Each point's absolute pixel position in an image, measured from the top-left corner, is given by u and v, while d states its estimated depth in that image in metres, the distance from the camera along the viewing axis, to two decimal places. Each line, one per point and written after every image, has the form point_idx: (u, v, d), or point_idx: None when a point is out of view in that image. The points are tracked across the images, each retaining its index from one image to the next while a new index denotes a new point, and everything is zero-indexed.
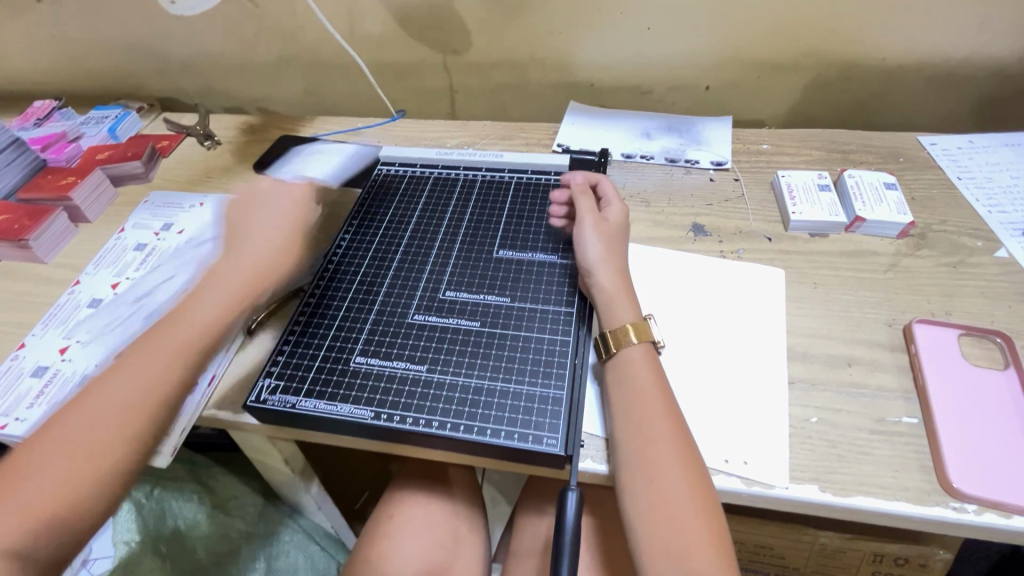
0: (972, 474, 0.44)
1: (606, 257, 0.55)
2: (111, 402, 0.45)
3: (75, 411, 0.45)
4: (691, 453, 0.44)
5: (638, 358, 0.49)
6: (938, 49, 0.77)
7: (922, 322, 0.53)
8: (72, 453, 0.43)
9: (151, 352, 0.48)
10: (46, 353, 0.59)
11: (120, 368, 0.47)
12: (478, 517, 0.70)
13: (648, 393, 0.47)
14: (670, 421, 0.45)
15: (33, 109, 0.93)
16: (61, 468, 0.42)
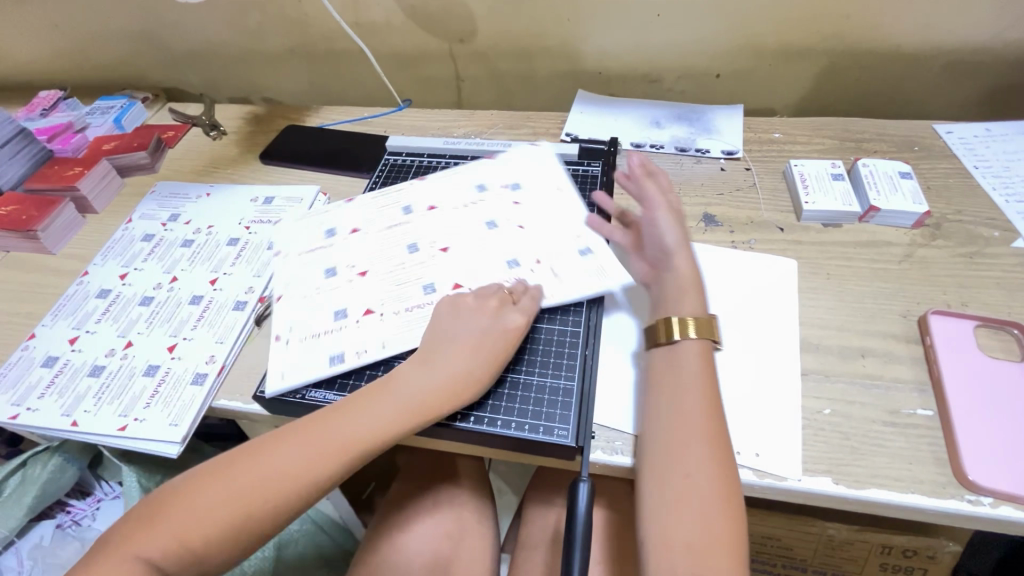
0: (990, 468, 0.43)
1: (681, 243, 0.55)
2: (292, 456, 0.43)
3: (263, 457, 0.43)
4: (724, 449, 0.44)
5: (692, 351, 0.48)
6: (956, 35, 0.75)
7: (937, 313, 0.52)
8: (224, 501, 0.41)
9: (384, 408, 0.45)
10: (53, 342, 0.59)
11: (334, 417, 0.45)
12: (486, 508, 0.69)
13: (686, 387, 0.46)
14: (707, 417, 0.45)
15: (37, 99, 0.92)
16: (211, 512, 0.41)
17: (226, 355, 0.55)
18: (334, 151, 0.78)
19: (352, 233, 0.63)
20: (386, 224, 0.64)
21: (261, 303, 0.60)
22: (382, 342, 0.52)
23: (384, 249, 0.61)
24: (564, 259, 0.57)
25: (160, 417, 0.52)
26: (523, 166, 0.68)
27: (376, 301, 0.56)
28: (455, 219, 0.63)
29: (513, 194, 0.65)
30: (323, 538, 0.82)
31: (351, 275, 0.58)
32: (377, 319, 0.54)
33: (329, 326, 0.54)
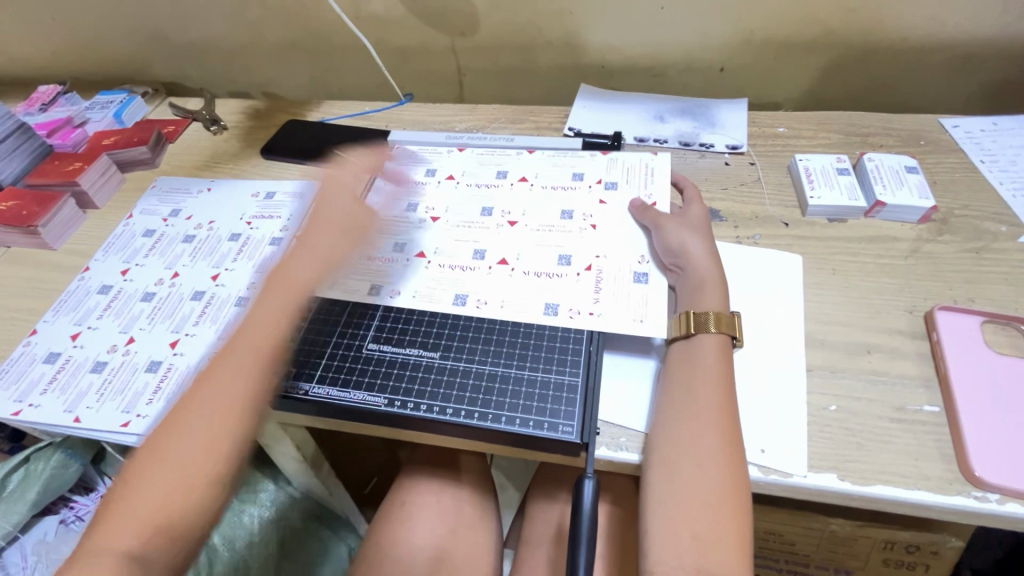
0: (998, 464, 0.43)
1: (697, 242, 0.54)
2: (214, 405, 0.45)
3: (190, 414, 0.45)
4: (736, 447, 0.43)
5: (712, 347, 0.48)
6: (962, 28, 0.74)
7: (944, 309, 0.52)
8: (176, 461, 0.43)
9: (248, 345, 0.48)
10: (54, 340, 0.59)
11: (222, 367, 0.47)
12: (488, 504, 0.69)
13: (701, 382, 0.46)
14: (720, 415, 0.44)
15: (36, 93, 0.91)
16: (168, 476, 0.42)
17: None
18: (335, 146, 0.78)
19: (432, 215, 0.63)
20: (470, 210, 0.63)
21: None
22: (415, 291, 0.56)
23: (457, 231, 0.61)
24: (615, 277, 0.54)
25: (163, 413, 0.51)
26: (633, 169, 0.65)
27: (421, 284, 0.56)
28: (534, 215, 0.61)
29: (602, 193, 0.62)
30: (325, 534, 0.82)
31: (424, 218, 0.63)
32: (424, 265, 0.58)
33: (385, 256, 0.59)
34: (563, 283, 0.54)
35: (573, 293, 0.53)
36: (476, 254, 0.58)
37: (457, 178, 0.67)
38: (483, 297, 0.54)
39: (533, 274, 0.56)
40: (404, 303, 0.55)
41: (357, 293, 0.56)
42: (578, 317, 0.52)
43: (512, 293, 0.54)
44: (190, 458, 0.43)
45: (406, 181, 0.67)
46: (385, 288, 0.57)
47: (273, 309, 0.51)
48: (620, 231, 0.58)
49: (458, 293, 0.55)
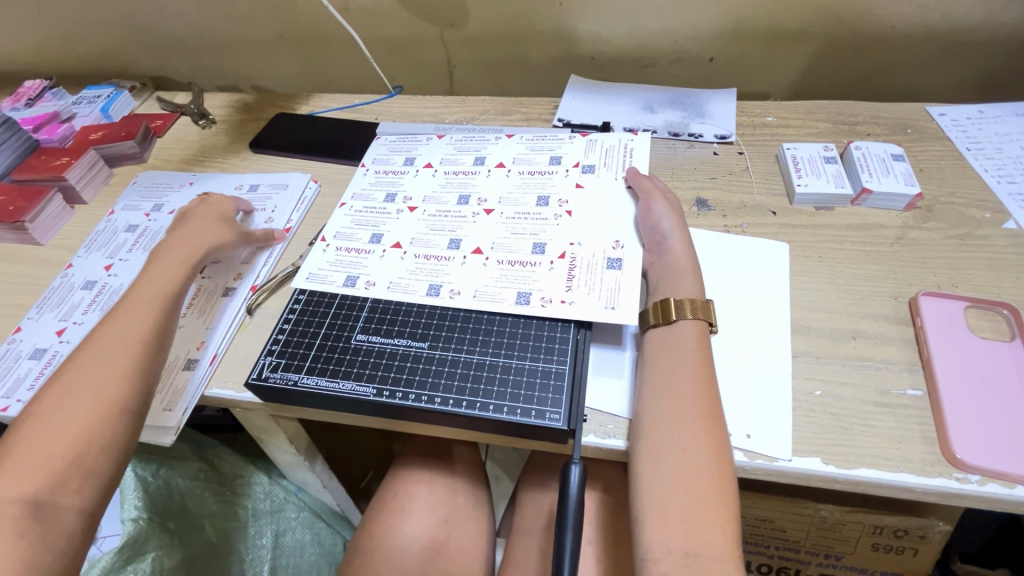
0: (977, 446, 0.44)
1: (677, 229, 0.55)
2: (102, 357, 0.47)
3: (81, 368, 0.46)
4: (720, 430, 0.44)
5: (690, 333, 0.49)
6: (950, 16, 0.74)
7: (928, 295, 0.53)
8: (69, 410, 0.44)
9: (137, 301, 0.51)
10: (40, 339, 0.58)
11: (109, 325, 0.49)
12: (481, 494, 0.70)
13: (686, 366, 0.47)
14: (705, 397, 0.45)
15: (23, 88, 0.90)
16: (64, 423, 0.43)
17: (217, 344, 0.55)
18: (325, 139, 0.78)
19: (409, 205, 0.63)
20: (447, 199, 0.63)
21: (252, 292, 0.59)
22: (389, 281, 0.56)
23: (434, 221, 0.61)
24: (589, 264, 0.54)
25: (154, 403, 0.52)
26: (612, 150, 0.65)
27: (396, 275, 0.57)
28: (510, 202, 0.61)
29: (578, 177, 0.62)
30: (321, 528, 0.82)
31: (402, 209, 0.63)
32: (399, 255, 0.58)
33: (364, 247, 0.60)
34: (536, 272, 0.54)
35: (545, 281, 0.53)
36: (452, 244, 0.58)
37: (436, 167, 0.67)
38: (457, 287, 0.55)
39: (507, 263, 0.56)
40: (377, 294, 0.55)
41: (333, 284, 0.57)
42: (550, 306, 0.52)
43: (485, 282, 0.54)
44: (83, 404, 0.44)
45: (388, 172, 0.68)
46: (360, 278, 0.57)
47: (168, 268, 0.54)
48: (595, 216, 0.58)
49: (432, 283, 0.55)
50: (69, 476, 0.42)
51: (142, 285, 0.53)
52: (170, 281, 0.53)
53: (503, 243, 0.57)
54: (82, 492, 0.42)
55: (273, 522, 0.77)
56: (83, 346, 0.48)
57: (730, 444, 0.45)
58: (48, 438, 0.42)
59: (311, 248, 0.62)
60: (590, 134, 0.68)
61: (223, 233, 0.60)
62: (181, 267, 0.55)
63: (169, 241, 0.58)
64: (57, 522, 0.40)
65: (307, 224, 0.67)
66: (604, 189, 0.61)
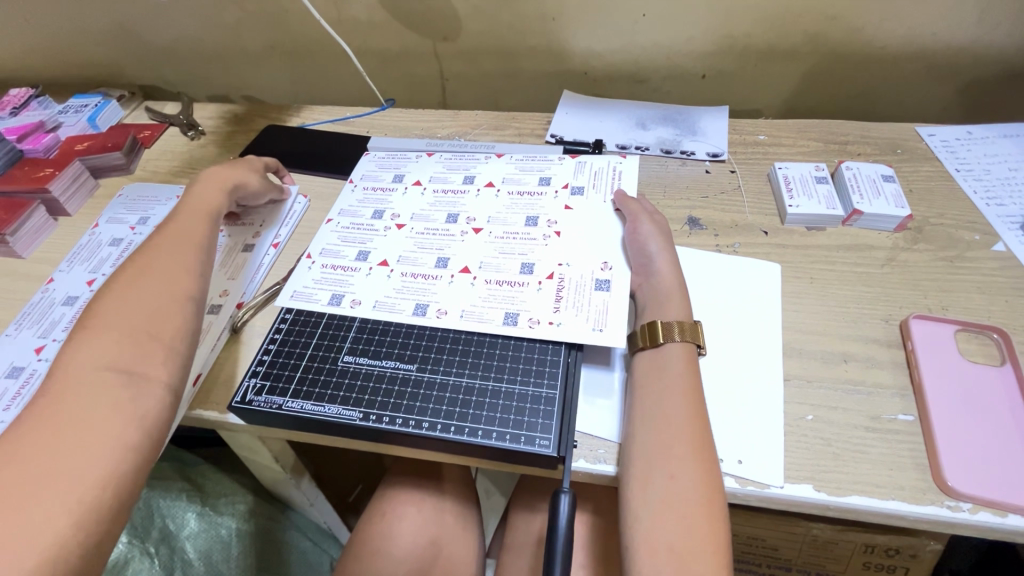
0: (969, 474, 0.43)
1: (663, 250, 0.55)
2: (167, 257, 0.50)
3: (145, 267, 0.48)
4: (709, 456, 0.43)
5: (678, 356, 0.48)
6: (937, 38, 0.75)
7: (918, 318, 0.53)
8: (141, 295, 0.46)
9: (183, 218, 0.55)
10: (18, 358, 0.57)
11: (168, 234, 0.52)
12: (470, 513, 0.69)
13: (673, 391, 0.46)
14: (694, 423, 0.45)
15: (8, 97, 0.89)
16: (138, 305, 0.45)
17: (201, 363, 0.53)
18: (315, 152, 0.77)
19: (397, 222, 0.63)
20: (436, 217, 0.62)
21: (238, 309, 0.58)
22: (375, 299, 0.55)
23: (422, 239, 0.60)
24: (577, 285, 0.53)
25: None
26: (601, 172, 0.64)
27: (382, 294, 0.56)
28: (499, 221, 0.61)
29: (568, 198, 0.62)
30: (308, 546, 0.81)
31: (389, 226, 0.62)
32: (387, 273, 0.58)
33: (351, 266, 0.59)
34: (524, 293, 0.54)
35: (533, 302, 0.53)
36: (439, 262, 0.58)
37: (425, 185, 0.67)
38: (444, 306, 0.54)
39: (495, 283, 0.55)
40: (363, 314, 0.55)
41: (318, 303, 0.56)
42: (538, 327, 0.51)
43: (473, 302, 0.54)
44: (154, 291, 0.46)
45: (377, 188, 0.67)
46: (346, 297, 0.56)
47: (180, 248, 0.51)
48: (585, 237, 0.58)
49: (419, 302, 0.55)
50: (148, 349, 0.43)
51: (184, 208, 0.56)
52: (208, 205, 0.57)
53: (492, 262, 0.57)
54: (163, 365, 0.43)
55: (260, 542, 0.75)
56: (147, 250, 0.50)
57: (720, 471, 0.44)
58: (124, 316, 0.44)
59: (297, 264, 0.61)
60: (579, 155, 0.68)
61: (250, 178, 0.64)
62: (217, 193, 0.59)
63: (177, 221, 0.54)
64: (145, 389, 0.41)
65: (295, 240, 0.66)
66: (592, 210, 0.60)
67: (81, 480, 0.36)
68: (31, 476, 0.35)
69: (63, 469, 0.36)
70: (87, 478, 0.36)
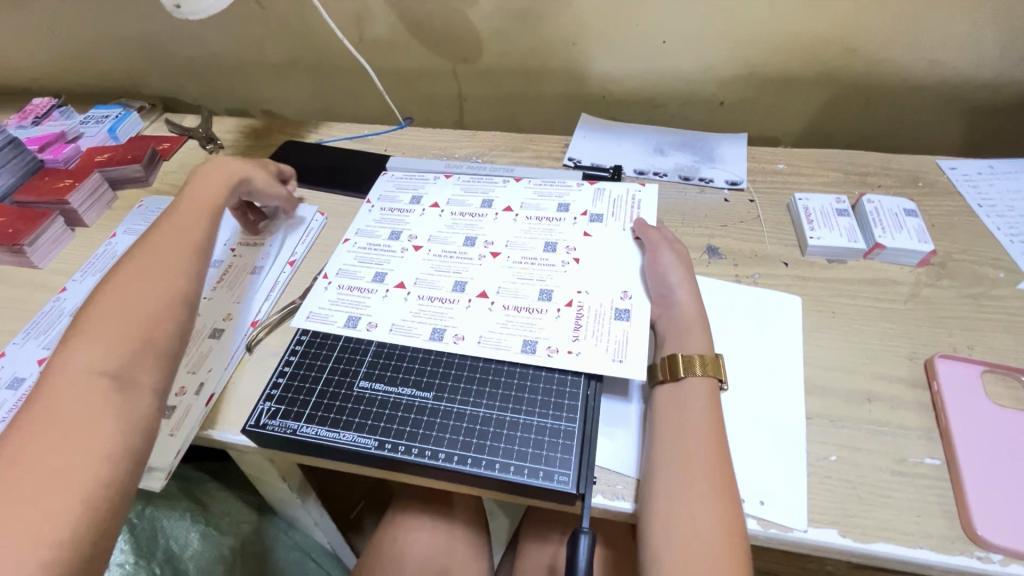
0: (1002, 524, 0.42)
1: (684, 282, 0.54)
2: (163, 253, 0.48)
3: (142, 264, 0.46)
4: (731, 496, 0.42)
5: (700, 391, 0.47)
6: (959, 71, 0.75)
7: (944, 357, 0.52)
8: (135, 293, 0.44)
9: (183, 213, 0.52)
10: (10, 367, 0.57)
11: (163, 232, 0.50)
12: (479, 542, 0.67)
13: (694, 427, 0.45)
14: (716, 461, 0.44)
15: (31, 105, 0.90)
16: (128, 309, 0.43)
17: (215, 384, 0.53)
18: (332, 169, 0.77)
19: (415, 244, 0.62)
20: (454, 240, 0.62)
21: (252, 328, 0.58)
22: (392, 322, 0.55)
23: (439, 262, 0.60)
24: (596, 314, 0.53)
25: None
26: (620, 200, 0.64)
27: (400, 316, 0.55)
28: (517, 246, 0.60)
29: (586, 225, 0.62)
30: (311, 567, 0.82)
31: (406, 247, 0.62)
32: (403, 296, 0.57)
33: (367, 287, 0.59)
34: (543, 319, 0.53)
35: (552, 329, 0.52)
36: (457, 286, 0.57)
37: (442, 207, 0.66)
38: (462, 332, 0.53)
39: (513, 309, 0.55)
40: (380, 338, 0.54)
41: (335, 324, 0.55)
42: (557, 356, 0.50)
43: (491, 329, 0.53)
44: (148, 290, 0.44)
45: (393, 209, 0.67)
46: (362, 319, 0.56)
47: (178, 242, 0.49)
48: (603, 265, 0.57)
49: (437, 327, 0.54)
50: (142, 352, 0.42)
51: (184, 204, 0.53)
52: (210, 200, 0.55)
53: (511, 288, 0.56)
54: (156, 368, 0.42)
55: (263, 561, 0.76)
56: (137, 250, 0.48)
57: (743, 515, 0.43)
58: (116, 315, 0.42)
59: (313, 284, 0.61)
60: (597, 181, 0.68)
61: (255, 176, 0.62)
62: (220, 187, 0.56)
63: (176, 216, 0.52)
64: (138, 395, 0.40)
65: (311, 258, 0.66)
66: (610, 238, 0.60)
67: (79, 483, 0.34)
68: (25, 483, 0.33)
69: (57, 476, 0.34)
70: (85, 482, 0.34)
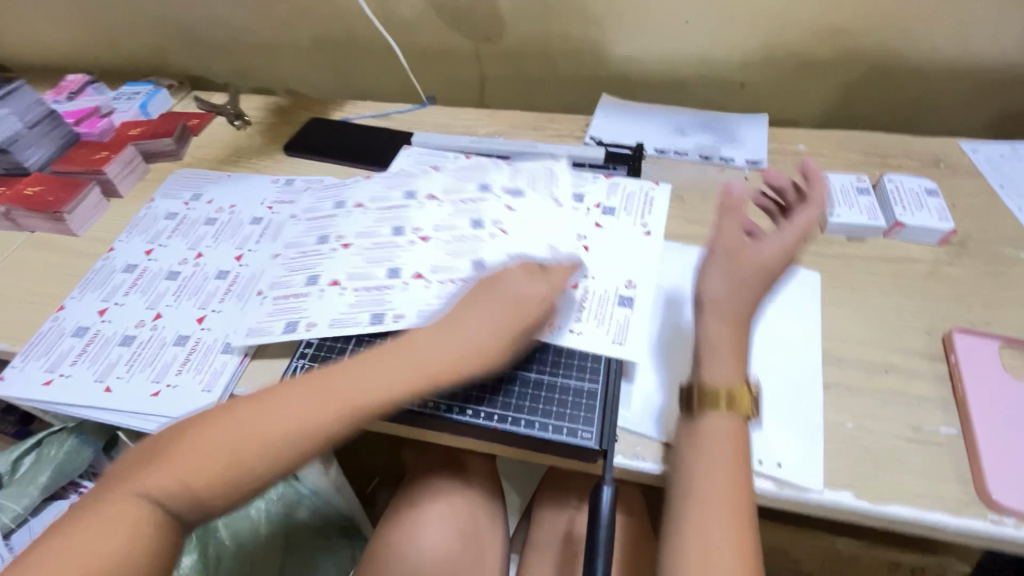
0: (1016, 489, 0.43)
1: (734, 292, 0.48)
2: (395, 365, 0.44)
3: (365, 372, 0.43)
4: (745, 534, 0.41)
5: (721, 424, 0.44)
6: (985, 54, 0.75)
7: (962, 331, 0.52)
8: (291, 407, 0.41)
9: (488, 312, 0.47)
10: (61, 321, 0.60)
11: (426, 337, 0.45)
12: (498, 509, 0.70)
13: (714, 458, 0.43)
14: (734, 497, 0.42)
15: (65, 82, 0.92)
16: (283, 409, 0.41)
17: None
18: (357, 145, 0.79)
19: (343, 243, 0.59)
20: (381, 231, 0.59)
21: None
22: (330, 320, 0.53)
23: (370, 255, 0.57)
24: (600, 300, 0.52)
25: (192, 384, 0.53)
26: (634, 196, 0.63)
27: (337, 311, 0.53)
28: (445, 228, 0.59)
29: (598, 216, 0.60)
30: (330, 532, 0.84)
31: (335, 247, 0.59)
32: (337, 292, 0.55)
33: (301, 288, 0.56)
34: None
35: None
36: (391, 273, 0.55)
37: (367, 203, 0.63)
38: (401, 313, 0.52)
39: (450, 287, 0.53)
40: (319, 334, 0.52)
41: (273, 333, 0.53)
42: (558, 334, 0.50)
43: (435, 308, 0.52)
44: (317, 407, 0.41)
45: None
46: (300, 323, 0.53)
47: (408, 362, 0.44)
48: (613, 252, 0.57)
49: (376, 314, 0.52)
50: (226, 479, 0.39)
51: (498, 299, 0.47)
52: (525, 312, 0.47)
53: (445, 266, 0.55)
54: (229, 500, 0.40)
55: (284, 523, 0.79)
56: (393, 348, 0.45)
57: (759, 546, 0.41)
58: (264, 432, 0.40)
59: None
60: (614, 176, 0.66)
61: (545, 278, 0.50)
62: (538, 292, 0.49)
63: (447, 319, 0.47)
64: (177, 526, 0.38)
65: None
66: (622, 232, 0.58)
67: None
68: None
69: None
70: None
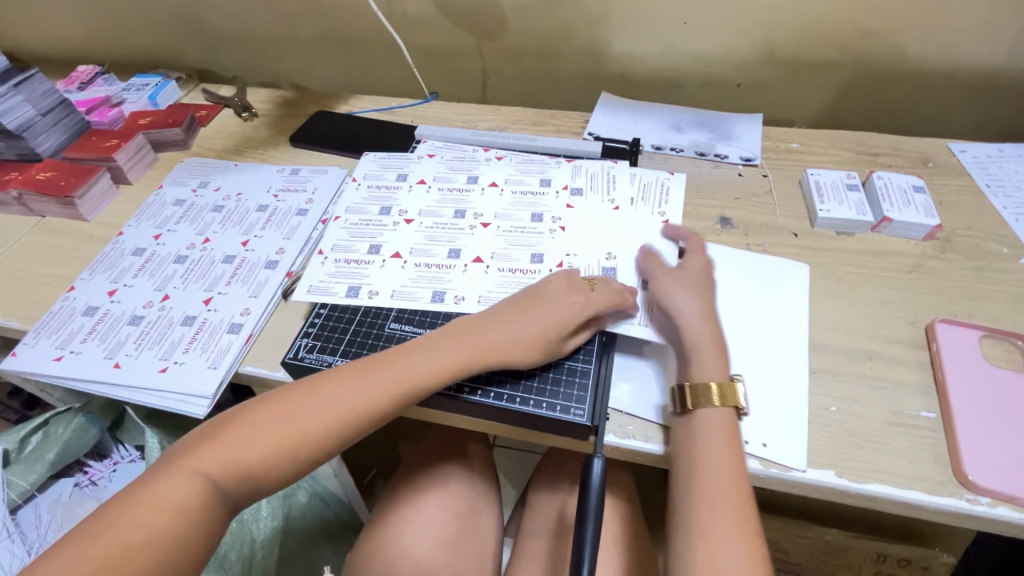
0: (991, 470, 0.45)
1: (699, 309, 0.52)
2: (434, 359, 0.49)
3: (408, 367, 0.48)
4: (753, 535, 0.42)
5: (716, 424, 0.46)
6: (974, 57, 0.77)
7: (944, 322, 0.54)
8: (337, 395, 0.46)
9: (525, 313, 0.51)
10: (74, 299, 0.62)
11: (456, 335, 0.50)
12: (493, 495, 0.71)
13: (717, 463, 0.45)
14: (738, 500, 0.44)
15: (76, 72, 0.94)
16: (328, 397, 0.46)
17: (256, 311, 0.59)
18: (361, 137, 0.81)
19: (406, 218, 0.65)
20: (443, 213, 0.65)
21: (286, 278, 0.62)
22: (392, 291, 0.58)
23: (431, 233, 0.63)
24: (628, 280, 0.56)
25: (198, 362, 0.55)
26: (652, 185, 0.67)
27: (399, 284, 0.58)
28: (505, 217, 0.64)
29: (621, 203, 0.65)
30: (327, 514, 0.85)
31: (398, 221, 0.65)
32: (400, 265, 0.60)
33: (365, 260, 0.61)
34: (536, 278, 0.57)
35: None
36: (451, 253, 0.61)
37: (429, 183, 0.69)
38: (461, 293, 0.57)
39: (509, 271, 0.58)
40: (381, 304, 0.57)
41: (335, 295, 0.58)
42: None
43: (488, 288, 0.57)
44: (357, 395, 0.47)
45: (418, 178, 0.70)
46: (362, 288, 0.58)
47: (441, 357, 0.49)
48: (637, 236, 0.61)
49: (436, 290, 0.57)
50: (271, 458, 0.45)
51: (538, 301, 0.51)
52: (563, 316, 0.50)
53: (501, 251, 0.60)
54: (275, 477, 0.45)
55: (284, 504, 0.80)
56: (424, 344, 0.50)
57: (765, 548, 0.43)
58: (310, 416, 0.46)
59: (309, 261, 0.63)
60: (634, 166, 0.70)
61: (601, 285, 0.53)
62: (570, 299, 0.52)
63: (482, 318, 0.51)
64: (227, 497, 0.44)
65: None
66: (643, 218, 0.63)
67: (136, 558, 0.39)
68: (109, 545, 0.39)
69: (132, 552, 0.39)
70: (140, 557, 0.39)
